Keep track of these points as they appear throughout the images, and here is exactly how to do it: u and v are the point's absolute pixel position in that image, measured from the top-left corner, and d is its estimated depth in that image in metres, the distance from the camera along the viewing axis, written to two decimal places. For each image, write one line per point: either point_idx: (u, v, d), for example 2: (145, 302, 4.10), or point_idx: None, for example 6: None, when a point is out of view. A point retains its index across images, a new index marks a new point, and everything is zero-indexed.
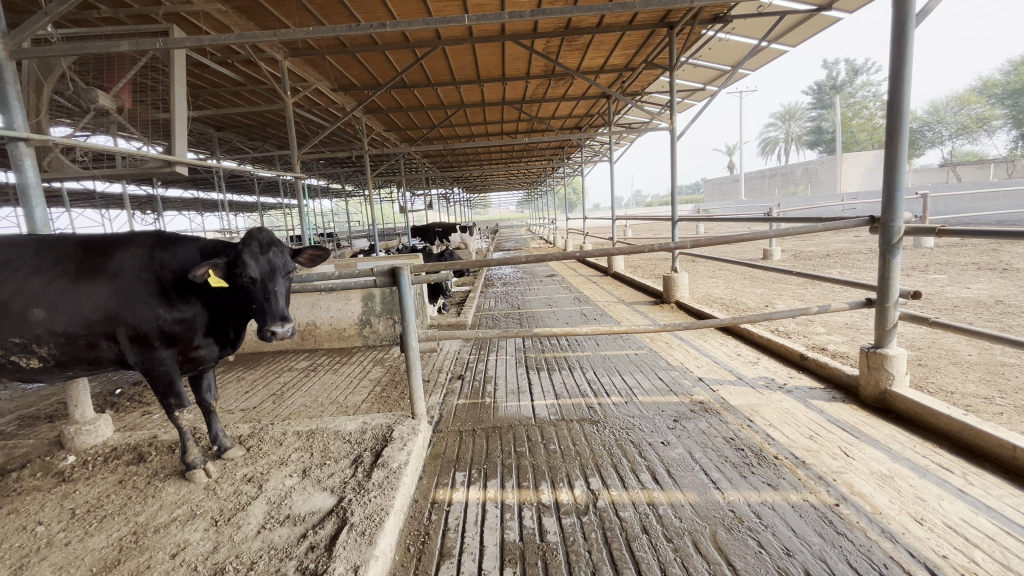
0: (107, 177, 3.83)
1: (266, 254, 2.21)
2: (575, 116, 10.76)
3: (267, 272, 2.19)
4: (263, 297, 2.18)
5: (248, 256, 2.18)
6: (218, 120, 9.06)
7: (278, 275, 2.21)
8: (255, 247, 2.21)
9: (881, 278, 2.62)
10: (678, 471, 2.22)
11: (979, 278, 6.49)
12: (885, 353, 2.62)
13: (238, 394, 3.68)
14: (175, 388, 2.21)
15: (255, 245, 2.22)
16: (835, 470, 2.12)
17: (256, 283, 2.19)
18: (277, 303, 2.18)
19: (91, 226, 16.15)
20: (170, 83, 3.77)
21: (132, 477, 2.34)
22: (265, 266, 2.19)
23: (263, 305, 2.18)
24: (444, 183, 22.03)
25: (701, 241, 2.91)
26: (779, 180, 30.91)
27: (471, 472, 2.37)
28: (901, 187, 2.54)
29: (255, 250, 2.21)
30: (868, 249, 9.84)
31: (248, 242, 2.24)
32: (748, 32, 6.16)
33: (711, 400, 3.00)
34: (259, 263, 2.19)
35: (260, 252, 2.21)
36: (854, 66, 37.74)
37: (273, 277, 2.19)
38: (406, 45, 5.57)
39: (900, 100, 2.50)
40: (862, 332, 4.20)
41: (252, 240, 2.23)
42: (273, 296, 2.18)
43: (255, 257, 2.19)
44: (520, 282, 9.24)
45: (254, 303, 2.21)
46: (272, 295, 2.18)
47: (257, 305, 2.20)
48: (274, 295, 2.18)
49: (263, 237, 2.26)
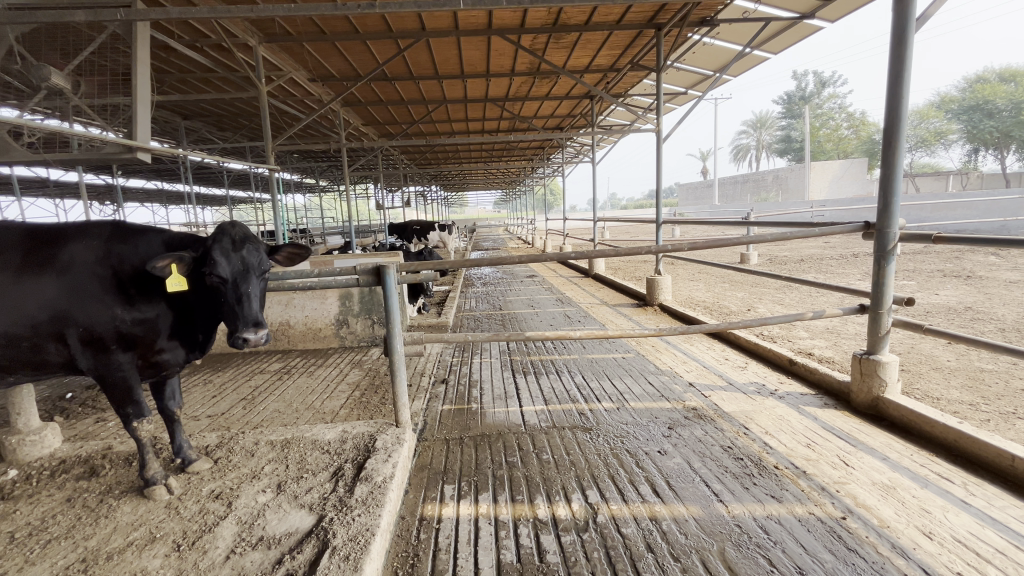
0: (59, 162, 3.51)
1: (239, 251, 2.02)
2: (557, 116, 10.72)
3: (239, 272, 2.00)
4: (234, 300, 1.99)
5: (218, 254, 1.99)
6: (185, 107, 8.62)
7: (251, 275, 2.01)
8: (226, 244, 2.02)
9: (875, 285, 2.60)
10: (678, 483, 2.13)
11: (946, 285, 6.72)
12: (878, 360, 2.60)
13: (204, 399, 3.43)
14: (134, 396, 1.99)
15: (226, 241, 2.02)
16: (837, 480, 2.07)
17: (227, 284, 1.99)
18: (251, 307, 1.99)
19: (43, 216, 15.20)
20: (132, 62, 3.47)
21: (82, 493, 2.10)
22: (238, 265, 2.00)
23: (234, 307, 1.98)
24: (422, 181, 21.70)
25: (698, 244, 2.81)
26: (751, 187, 31.72)
27: (460, 485, 2.23)
28: (897, 194, 2.52)
29: (227, 247, 2.01)
30: (838, 254, 10.14)
31: (218, 237, 2.04)
32: (733, 38, 6.20)
33: (704, 406, 2.94)
34: (231, 262, 1.99)
35: (232, 249, 2.02)
36: (822, 78, 39.20)
37: (246, 277, 2.00)
38: (389, 35, 5.36)
39: (899, 106, 2.49)
40: (844, 337, 4.24)
41: (223, 236, 2.03)
42: (246, 299, 1.99)
43: (226, 255, 2.00)
44: (500, 282, 9.11)
45: (226, 305, 2.01)
46: (244, 298, 1.99)
47: (227, 308, 2.00)
48: (247, 298, 1.99)
49: (236, 233, 2.06)
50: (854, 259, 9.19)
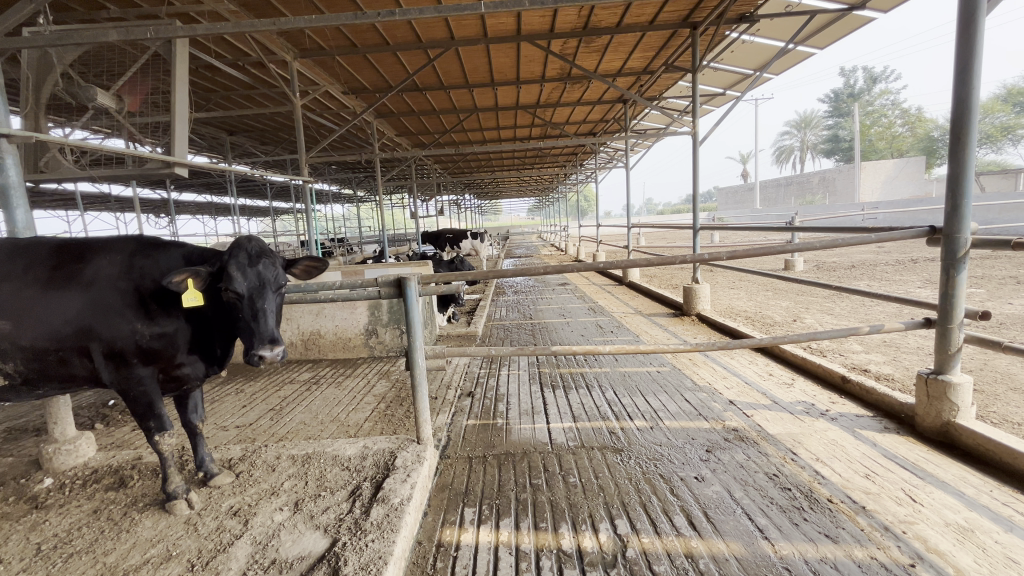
0: (103, 178, 3.64)
1: (255, 266, 2.01)
2: (590, 121, 10.56)
3: (255, 287, 1.98)
4: (250, 316, 1.97)
5: (235, 269, 1.98)
6: (229, 123, 9.02)
7: (267, 291, 2.00)
8: (241, 260, 2.00)
9: (943, 297, 2.34)
10: (718, 515, 1.95)
11: (1020, 293, 6.12)
12: (948, 381, 2.32)
13: (234, 409, 3.47)
14: (155, 410, 1.99)
15: (243, 256, 2.01)
16: (903, 519, 1.83)
17: (242, 300, 1.97)
18: (266, 323, 1.96)
19: (106, 228, 16.25)
20: (172, 81, 3.59)
21: (109, 505, 2.12)
22: (254, 280, 1.99)
23: (250, 324, 1.96)
24: (456, 189, 21.92)
25: (738, 253, 2.58)
26: (795, 189, 30.38)
27: (481, 509, 2.11)
28: (968, 194, 2.26)
29: (243, 262, 2.00)
30: (894, 260, 9.48)
31: (234, 253, 2.03)
32: (774, 34, 5.90)
33: (746, 427, 2.72)
34: (246, 277, 1.98)
35: (248, 264, 2.00)
36: (873, 73, 37.19)
37: (262, 292, 1.98)
38: (418, 46, 5.39)
39: (969, 97, 2.23)
40: (904, 352, 3.89)
41: (240, 250, 2.02)
42: (262, 314, 1.97)
43: (242, 270, 1.99)
44: (532, 290, 9.00)
45: (242, 321, 1.99)
46: (260, 314, 1.97)
47: (244, 324, 1.98)
48: (262, 314, 1.97)
49: (252, 247, 2.05)
50: (912, 266, 8.56)
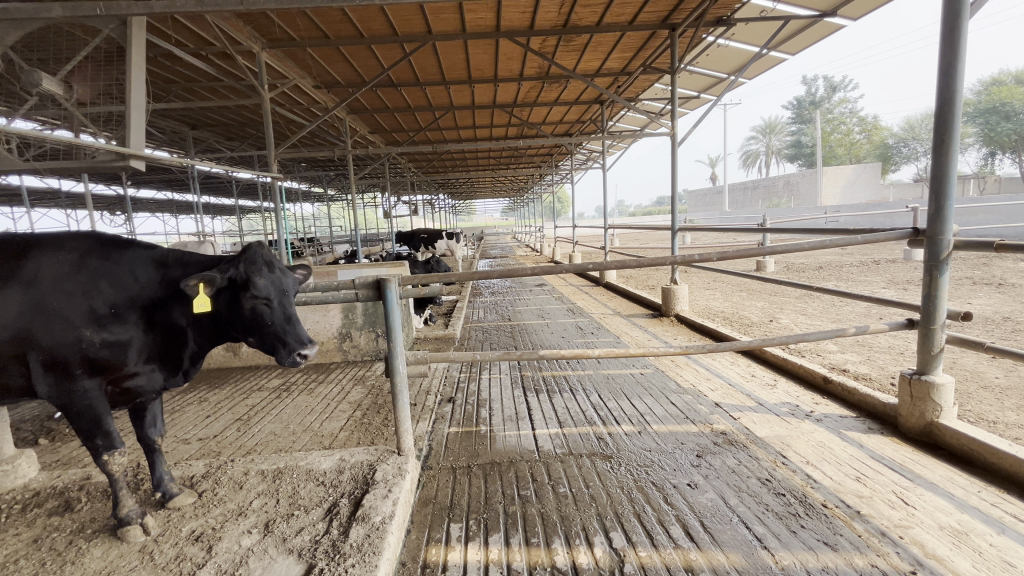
0: (49, 170, 3.33)
1: (277, 273, 2.04)
2: (567, 121, 10.57)
3: (281, 293, 2.02)
4: (283, 321, 2.01)
5: (260, 276, 1.98)
6: (191, 116, 8.60)
7: (292, 296, 2.06)
8: (262, 267, 2.00)
9: (925, 298, 2.34)
10: (714, 523, 1.89)
11: (978, 293, 6.38)
12: (931, 381, 2.33)
13: (197, 419, 3.24)
14: (103, 426, 1.79)
15: (263, 264, 2.01)
16: (898, 523, 1.81)
17: (271, 306, 1.99)
18: (300, 326, 2.05)
19: (55, 226, 15.28)
20: (127, 67, 3.31)
21: (51, 533, 1.90)
22: (280, 286, 2.02)
23: (283, 328, 2.01)
24: (430, 189, 21.65)
25: (728, 253, 2.45)
26: (762, 193, 31.25)
27: (468, 525, 1.99)
28: (951, 196, 2.27)
29: (265, 269, 2.01)
30: (858, 261, 9.81)
31: (250, 260, 2.00)
32: (749, 38, 5.98)
33: (733, 430, 2.69)
34: (273, 283, 2.00)
35: (271, 271, 2.02)
36: (833, 82, 38.69)
37: (289, 297, 2.05)
38: (394, 39, 5.21)
39: (950, 100, 2.25)
40: (879, 351, 3.96)
41: (257, 258, 2.02)
42: (294, 318, 2.04)
43: (267, 276, 2.00)
44: (509, 291, 8.91)
45: (269, 327, 2.00)
46: (293, 318, 2.03)
47: (272, 329, 2.00)
48: (295, 317, 2.04)
49: (268, 255, 2.06)
50: (877, 267, 8.85)
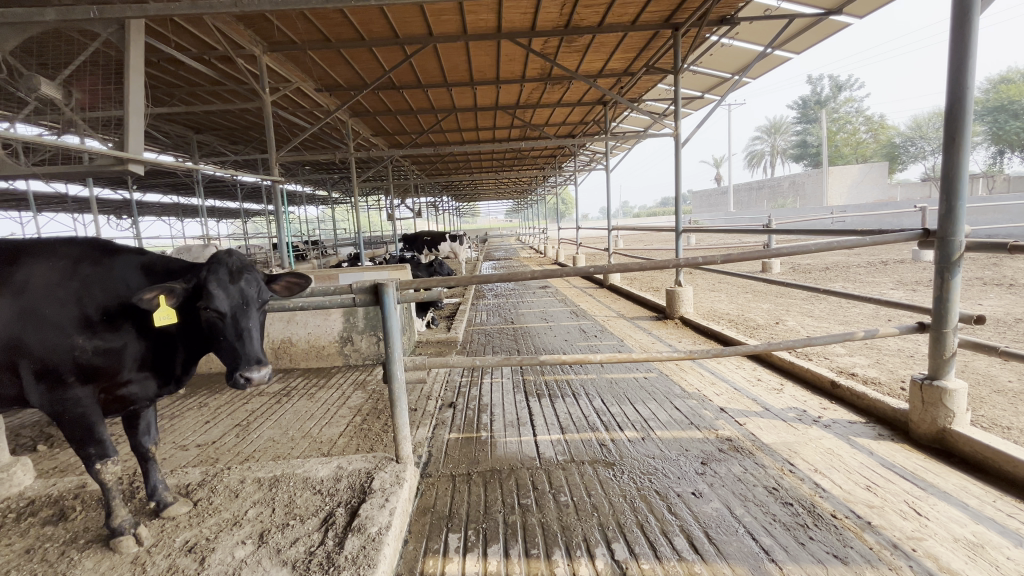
0: (48, 175, 3.31)
1: (237, 283, 1.88)
2: (570, 123, 10.52)
3: (238, 305, 1.85)
4: (234, 336, 1.83)
5: (215, 286, 1.84)
6: (195, 120, 8.63)
7: (250, 309, 1.87)
8: (221, 276, 1.86)
9: (936, 301, 2.28)
10: (719, 534, 1.84)
11: (989, 294, 6.28)
12: (943, 387, 2.26)
13: (196, 425, 3.22)
14: (96, 434, 1.77)
15: (224, 273, 1.88)
16: (911, 535, 1.75)
17: (224, 319, 1.84)
18: (253, 344, 1.84)
19: (63, 230, 15.40)
20: (126, 71, 3.31)
21: (44, 543, 1.87)
22: (236, 298, 1.85)
23: (234, 345, 1.83)
24: (433, 191, 21.67)
25: (733, 256, 2.39)
26: (766, 193, 31.09)
27: (466, 535, 1.94)
28: (963, 196, 2.21)
29: (224, 279, 1.86)
30: (865, 262, 9.70)
31: (214, 269, 1.88)
32: (753, 37, 5.92)
33: (739, 436, 2.63)
34: (229, 294, 1.85)
35: (230, 281, 1.87)
36: (838, 81, 38.44)
37: (246, 311, 1.86)
38: (395, 41, 5.19)
39: (961, 97, 2.19)
40: (888, 354, 3.89)
41: (220, 267, 1.89)
42: (247, 335, 1.84)
43: (223, 286, 1.85)
44: (513, 294, 8.87)
45: (223, 342, 1.85)
46: (245, 334, 1.84)
47: (226, 345, 1.85)
48: (247, 334, 1.84)
49: (233, 263, 1.92)
50: (884, 268, 8.75)
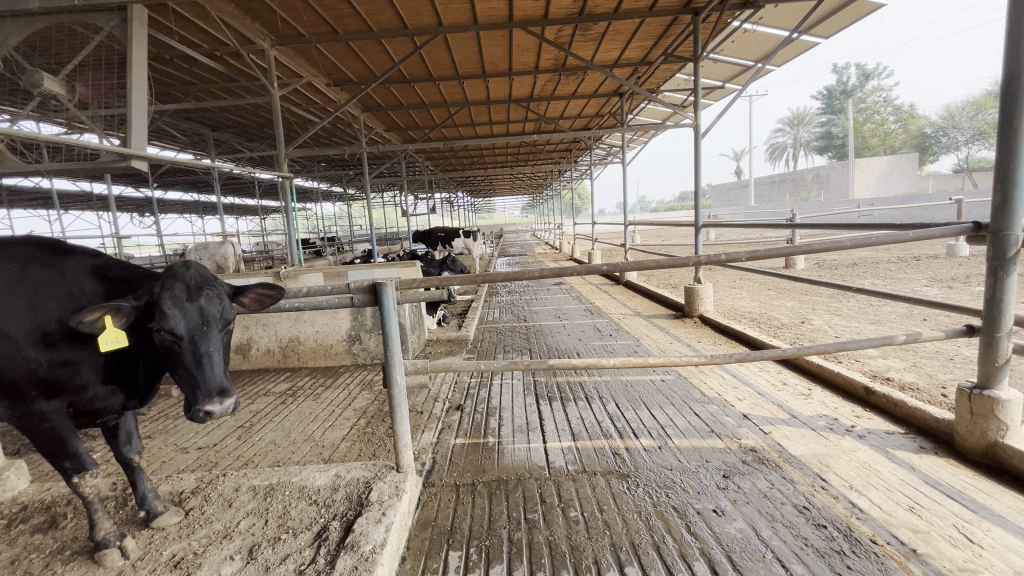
0: (51, 172, 3.22)
1: (195, 301, 1.77)
2: (585, 116, 10.30)
3: (196, 326, 1.74)
4: (192, 362, 1.72)
5: (170, 305, 1.73)
6: (209, 118, 8.68)
7: (210, 330, 1.76)
8: (176, 292, 1.76)
9: (989, 302, 2.05)
10: (745, 559, 1.67)
11: None
12: (995, 397, 2.04)
13: (198, 426, 3.15)
14: (68, 447, 1.79)
15: (180, 289, 1.77)
16: (964, 566, 1.56)
17: (181, 342, 1.73)
18: (212, 371, 1.72)
19: (88, 227, 15.74)
20: (127, 65, 3.20)
21: (29, 554, 1.79)
22: (195, 318, 1.75)
23: (193, 372, 1.71)
24: (449, 186, 21.59)
25: (760, 252, 2.19)
26: (789, 186, 30.25)
27: (468, 553, 1.81)
28: (1020, 186, 1.97)
29: (180, 296, 1.76)
30: (896, 258, 9.26)
31: (167, 284, 1.78)
32: (777, 22, 5.64)
33: (763, 446, 2.44)
34: (185, 314, 1.74)
35: (187, 299, 1.76)
36: (865, 70, 37.12)
37: (204, 332, 1.75)
38: (404, 31, 5.06)
39: (1019, 76, 1.96)
40: (927, 357, 3.63)
41: (176, 283, 1.79)
42: (206, 360, 1.72)
43: (179, 306, 1.74)
44: (527, 291, 8.72)
45: (182, 367, 1.74)
46: (205, 359, 1.72)
47: (184, 370, 1.73)
48: (207, 359, 1.72)
49: (190, 278, 1.81)
50: (918, 264, 8.36)
